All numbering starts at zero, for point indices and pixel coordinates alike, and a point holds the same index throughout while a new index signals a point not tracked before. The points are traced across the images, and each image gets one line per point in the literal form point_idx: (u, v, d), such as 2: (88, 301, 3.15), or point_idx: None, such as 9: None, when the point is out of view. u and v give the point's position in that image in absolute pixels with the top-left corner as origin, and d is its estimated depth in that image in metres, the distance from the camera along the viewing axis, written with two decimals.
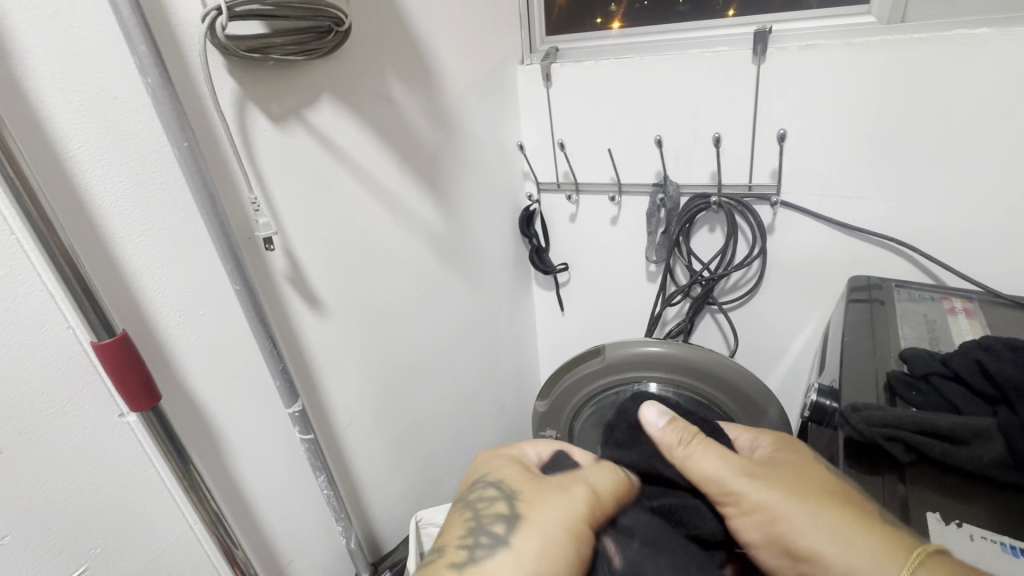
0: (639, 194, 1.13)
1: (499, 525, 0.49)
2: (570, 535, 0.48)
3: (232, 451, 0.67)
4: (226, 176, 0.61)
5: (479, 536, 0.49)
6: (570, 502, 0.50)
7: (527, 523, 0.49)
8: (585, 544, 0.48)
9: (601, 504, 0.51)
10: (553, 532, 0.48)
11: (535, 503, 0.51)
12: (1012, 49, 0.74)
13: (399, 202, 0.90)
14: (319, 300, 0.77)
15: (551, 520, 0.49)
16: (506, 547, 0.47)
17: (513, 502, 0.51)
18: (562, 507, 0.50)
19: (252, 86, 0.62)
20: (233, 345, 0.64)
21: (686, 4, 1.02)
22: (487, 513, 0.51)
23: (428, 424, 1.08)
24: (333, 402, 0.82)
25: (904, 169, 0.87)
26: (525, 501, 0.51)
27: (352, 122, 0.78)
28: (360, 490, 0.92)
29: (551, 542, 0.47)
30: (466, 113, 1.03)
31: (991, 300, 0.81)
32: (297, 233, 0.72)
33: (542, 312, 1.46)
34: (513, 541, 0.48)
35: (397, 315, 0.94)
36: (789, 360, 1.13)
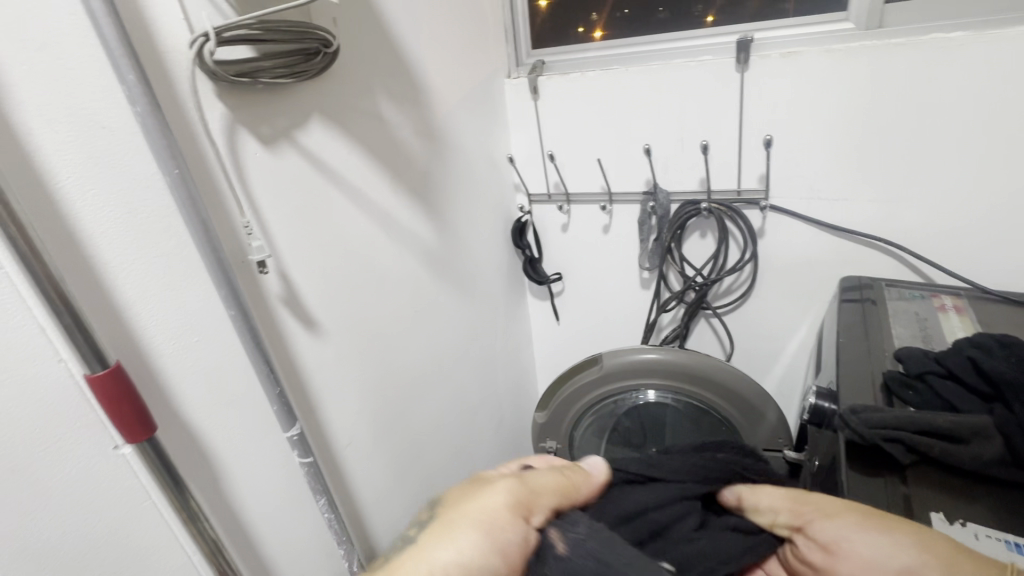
0: (629, 202, 1.14)
1: (410, 530, 0.45)
2: (485, 530, 0.42)
3: (230, 479, 0.66)
4: (218, 201, 0.61)
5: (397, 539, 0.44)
6: (493, 497, 0.44)
7: (448, 510, 0.45)
8: (505, 530, 0.42)
9: (530, 496, 0.45)
10: (465, 524, 0.42)
11: (450, 521, 0.43)
12: (987, 51, 0.76)
13: (392, 219, 0.90)
14: (314, 321, 0.76)
15: (462, 529, 0.42)
16: (411, 543, 0.43)
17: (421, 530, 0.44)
18: (480, 502, 0.44)
19: (242, 110, 0.62)
20: (228, 370, 0.63)
21: (666, 12, 1.03)
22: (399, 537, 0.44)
23: (428, 440, 1.07)
24: (330, 423, 0.81)
25: (888, 170, 0.88)
26: (449, 501, 0.46)
27: (342, 141, 0.78)
28: (362, 511, 0.91)
29: (459, 542, 0.41)
30: (455, 128, 1.04)
31: (979, 296, 0.82)
32: (291, 254, 0.71)
33: (537, 323, 1.45)
34: (419, 539, 0.43)
35: (393, 331, 0.93)
36: (785, 362, 1.13)
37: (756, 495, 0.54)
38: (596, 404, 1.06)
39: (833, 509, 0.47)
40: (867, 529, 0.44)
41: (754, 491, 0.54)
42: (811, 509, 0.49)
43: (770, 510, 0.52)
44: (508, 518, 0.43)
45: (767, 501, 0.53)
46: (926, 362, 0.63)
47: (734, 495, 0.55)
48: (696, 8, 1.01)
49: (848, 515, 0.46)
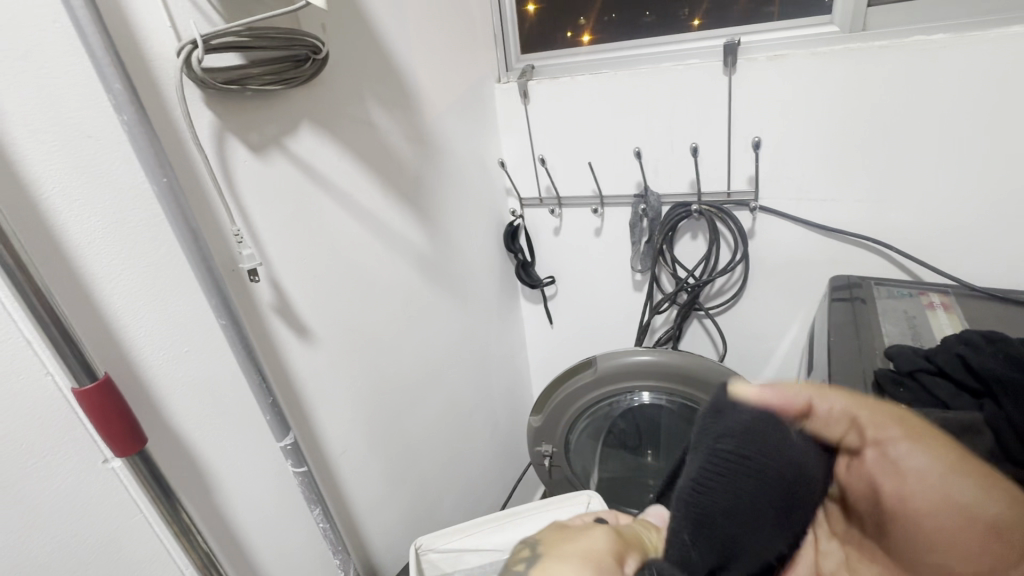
0: (621, 205, 1.15)
1: (520, 564, 0.42)
2: (592, 561, 0.39)
3: (223, 490, 0.65)
4: (207, 209, 0.60)
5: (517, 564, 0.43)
6: (595, 538, 0.43)
7: (552, 547, 0.43)
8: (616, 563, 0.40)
9: (627, 538, 0.46)
10: (573, 558, 0.40)
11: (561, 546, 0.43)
12: (968, 53, 0.77)
13: (383, 225, 0.89)
14: (305, 328, 0.75)
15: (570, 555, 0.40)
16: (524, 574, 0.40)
17: (536, 547, 0.45)
18: (584, 544, 0.42)
19: (231, 117, 0.62)
20: (219, 380, 0.62)
21: (653, 16, 1.04)
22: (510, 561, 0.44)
23: (422, 446, 1.06)
24: (323, 432, 0.81)
25: (875, 170, 0.90)
26: (549, 544, 0.45)
27: (332, 147, 0.77)
28: (357, 520, 0.90)
29: (573, 558, 0.40)
30: (446, 133, 1.04)
31: (966, 293, 0.83)
32: (282, 262, 0.71)
33: (531, 326, 1.45)
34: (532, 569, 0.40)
35: (386, 337, 0.93)
36: (777, 361, 1.14)
37: (826, 399, 0.43)
38: (592, 406, 1.06)
39: (915, 429, 0.41)
40: (948, 468, 0.39)
41: (822, 392, 0.42)
42: (881, 424, 0.42)
43: (839, 418, 0.43)
44: (614, 559, 0.40)
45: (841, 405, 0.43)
46: (916, 360, 0.64)
47: (802, 394, 0.42)
48: (683, 12, 1.02)
49: (937, 450, 0.40)
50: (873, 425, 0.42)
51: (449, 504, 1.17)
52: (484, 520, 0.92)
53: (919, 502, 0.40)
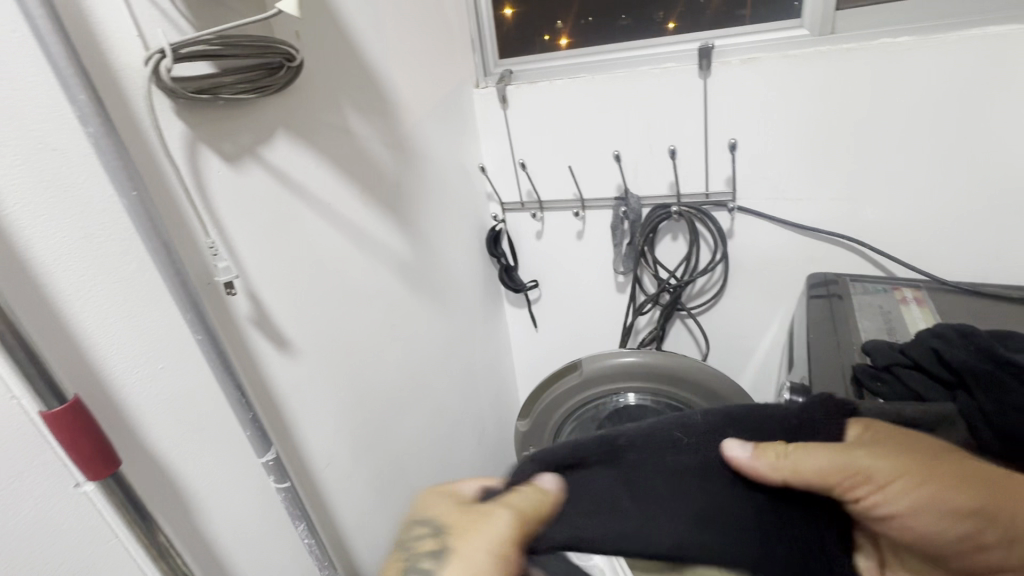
0: (602, 208, 1.15)
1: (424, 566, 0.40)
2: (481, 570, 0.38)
3: (201, 511, 0.63)
4: (180, 222, 0.58)
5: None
6: (495, 528, 0.40)
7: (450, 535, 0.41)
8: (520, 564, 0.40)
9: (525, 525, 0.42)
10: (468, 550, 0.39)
11: (466, 538, 0.40)
12: (931, 55, 0.80)
13: (362, 232, 0.88)
14: (286, 340, 0.74)
15: (467, 557, 0.39)
16: None
17: (439, 541, 0.41)
18: (477, 532, 0.40)
19: (203, 127, 0.60)
20: (194, 397, 0.61)
21: (628, 19, 1.06)
22: (411, 555, 0.41)
23: (409, 456, 1.05)
24: (307, 446, 0.79)
25: (847, 169, 0.92)
26: (447, 537, 0.41)
27: (309, 155, 0.76)
28: (343, 534, 0.88)
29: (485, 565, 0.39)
30: (425, 139, 1.03)
31: (937, 288, 0.86)
32: (259, 275, 0.69)
33: (515, 331, 1.45)
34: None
35: (369, 347, 0.92)
36: (758, 359, 1.16)
37: (806, 462, 0.43)
38: (578, 409, 1.11)
39: (904, 465, 0.42)
40: (931, 498, 0.41)
41: (798, 467, 0.43)
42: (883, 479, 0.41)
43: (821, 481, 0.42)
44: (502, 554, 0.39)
45: (819, 478, 0.42)
46: (892, 355, 0.65)
47: (781, 476, 0.43)
48: (657, 15, 1.03)
49: (929, 488, 0.41)
50: (863, 481, 0.42)
51: None
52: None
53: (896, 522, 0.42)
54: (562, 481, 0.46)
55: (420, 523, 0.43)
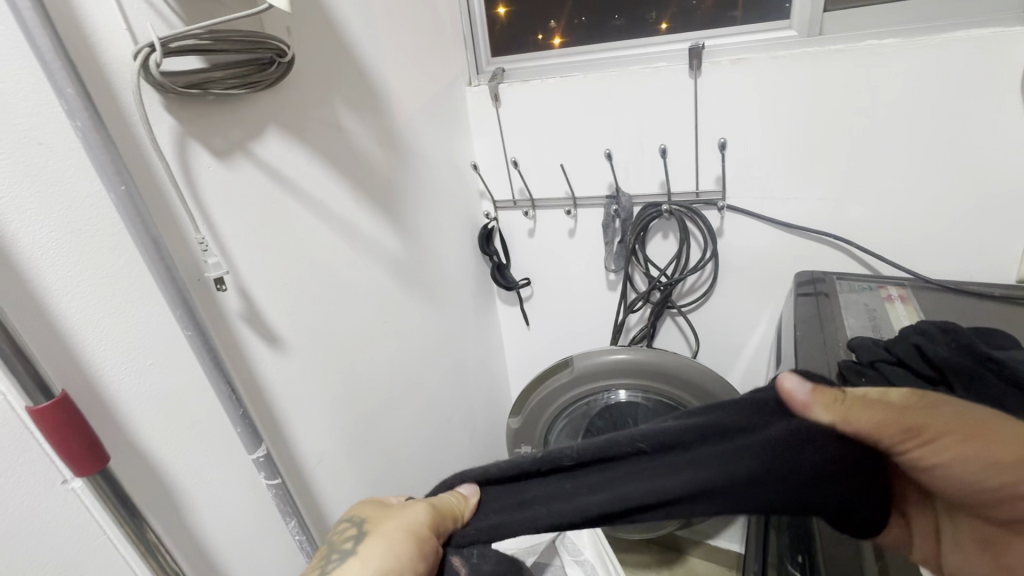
0: (594, 206, 1.16)
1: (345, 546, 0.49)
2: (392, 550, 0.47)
3: (191, 507, 0.63)
4: (170, 217, 0.58)
5: (335, 552, 0.49)
6: (411, 516, 0.50)
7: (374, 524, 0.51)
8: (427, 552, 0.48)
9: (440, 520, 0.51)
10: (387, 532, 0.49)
11: (383, 524, 0.50)
12: (916, 57, 0.81)
13: (355, 229, 0.88)
14: (277, 337, 0.74)
15: (384, 538, 0.48)
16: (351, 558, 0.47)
17: (361, 525, 0.51)
18: (396, 521, 0.50)
19: (192, 122, 0.60)
20: (185, 393, 0.60)
21: (621, 19, 1.07)
22: (336, 540, 0.50)
23: (401, 453, 1.05)
24: (298, 442, 0.79)
25: (834, 170, 0.93)
26: (372, 523, 0.51)
27: (301, 152, 0.76)
28: (334, 531, 0.88)
29: (395, 547, 0.47)
30: (417, 137, 1.03)
31: (922, 286, 0.88)
32: (250, 271, 0.69)
33: (507, 329, 1.45)
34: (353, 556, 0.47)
35: (361, 344, 0.92)
36: (747, 357, 1.17)
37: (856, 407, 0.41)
38: (569, 406, 1.14)
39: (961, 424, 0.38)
40: (980, 449, 0.36)
41: (849, 411, 0.41)
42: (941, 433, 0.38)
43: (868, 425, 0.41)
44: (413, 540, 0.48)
45: (860, 421, 0.41)
46: (876, 351, 0.67)
47: (827, 414, 0.42)
48: (651, 15, 1.04)
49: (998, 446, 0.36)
50: (919, 434, 0.38)
51: None
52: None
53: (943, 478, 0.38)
54: (477, 487, 0.54)
55: (350, 518, 0.53)
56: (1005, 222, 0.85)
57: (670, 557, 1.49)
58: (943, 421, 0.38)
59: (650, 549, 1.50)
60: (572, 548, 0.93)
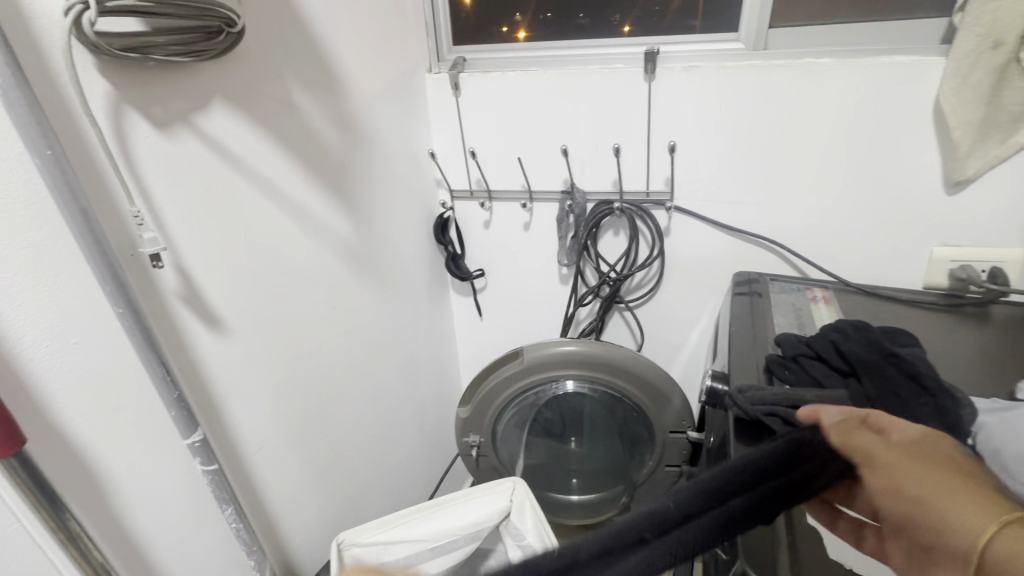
0: (549, 200, 1.18)
1: None
2: None
3: (119, 494, 0.60)
4: (101, 188, 0.55)
5: None
6: None
7: None
8: None
9: None
10: None
11: None
12: (848, 77, 0.88)
13: (304, 211, 0.86)
14: (218, 319, 0.71)
15: None
16: None
17: None
18: None
19: (130, 88, 0.57)
20: (112, 374, 0.57)
21: (585, 17, 1.08)
22: None
23: (346, 440, 1.04)
24: (237, 428, 0.77)
25: (772, 178, 0.99)
26: None
27: (248, 127, 0.73)
28: (272, 518, 0.87)
29: None
30: (373, 120, 1.01)
31: (843, 289, 0.96)
32: (189, 248, 0.66)
33: (460, 319, 1.45)
34: None
35: (308, 330, 0.90)
36: (688, 352, 1.23)
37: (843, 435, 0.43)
38: (518, 395, 1.17)
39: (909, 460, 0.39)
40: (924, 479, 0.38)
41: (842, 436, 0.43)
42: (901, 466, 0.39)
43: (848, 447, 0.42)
44: None
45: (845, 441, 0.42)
46: (799, 346, 0.73)
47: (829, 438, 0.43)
48: (614, 17, 1.06)
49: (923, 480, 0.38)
50: (888, 464, 0.39)
51: (372, 499, 1.16)
52: (437, 503, 0.95)
53: (906, 504, 0.37)
54: None
55: None
56: (916, 233, 0.94)
57: None
58: (893, 459, 0.40)
59: None
60: (515, 533, 0.97)
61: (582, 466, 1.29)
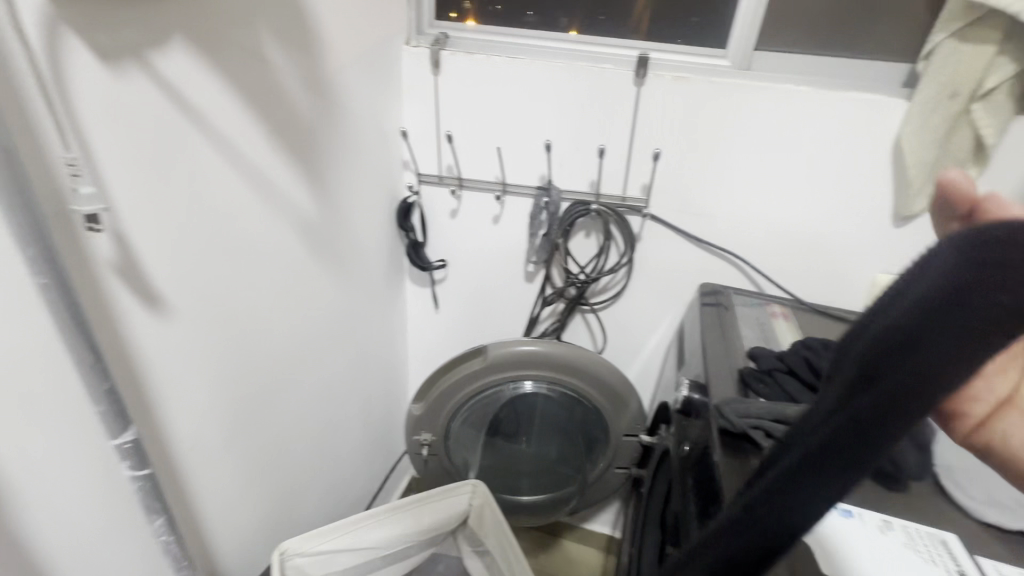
0: (523, 195, 1.14)
1: None
2: None
3: (19, 501, 0.49)
4: (25, 124, 0.44)
5: None
6: None
7: None
8: None
9: None
10: None
11: None
12: (824, 108, 0.93)
13: (265, 179, 0.75)
14: (157, 297, 0.60)
15: None
16: None
17: None
18: None
19: (72, 6, 0.46)
20: (23, 359, 0.46)
21: (532, 16, 1.08)
22: None
23: (287, 434, 0.94)
24: (169, 421, 0.66)
25: (743, 195, 1.03)
26: None
27: (210, 74, 0.63)
28: (201, 521, 0.77)
29: None
30: (346, 87, 0.91)
31: (798, 306, 1.02)
32: (130, 210, 0.55)
33: (413, 310, 1.38)
34: None
35: (257, 312, 0.79)
36: (644, 357, 1.26)
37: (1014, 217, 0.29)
38: (477, 392, 1.12)
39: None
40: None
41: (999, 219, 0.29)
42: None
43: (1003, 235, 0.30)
44: None
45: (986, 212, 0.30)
46: (772, 361, 0.76)
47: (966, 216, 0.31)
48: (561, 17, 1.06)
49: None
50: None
51: (310, 498, 1.07)
52: (400, 507, 0.88)
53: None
54: None
55: None
56: (864, 259, 1.02)
57: (547, 542, 1.55)
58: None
59: (530, 534, 1.56)
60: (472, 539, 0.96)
61: (533, 466, 1.28)
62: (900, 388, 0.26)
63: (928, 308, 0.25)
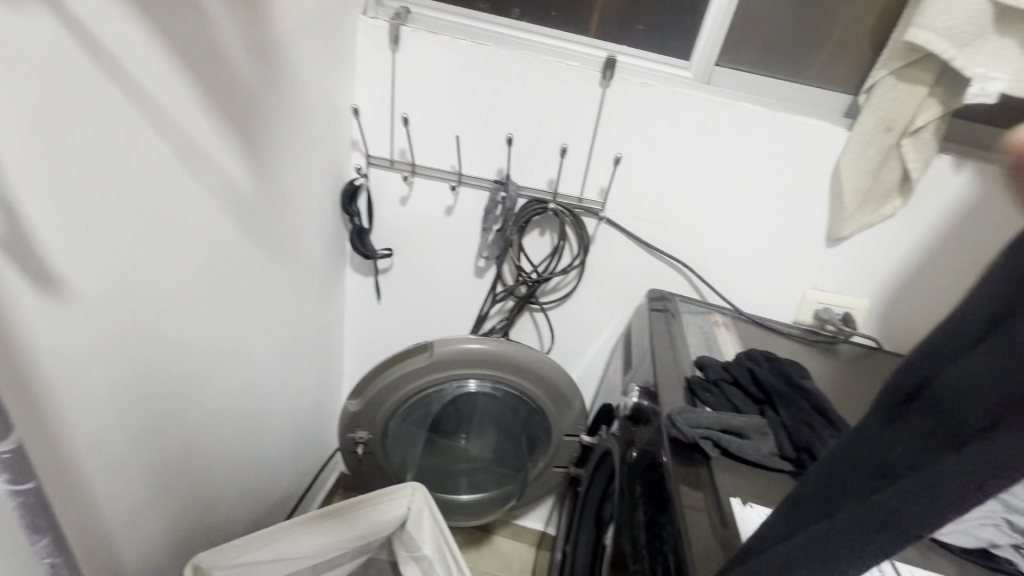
0: (478, 188, 1.10)
1: None
2: None
3: None
4: None
5: None
6: None
7: None
8: None
9: None
10: None
11: None
12: (775, 129, 0.97)
13: (195, 148, 0.66)
14: (54, 276, 0.51)
15: None
16: None
17: None
18: None
19: None
20: None
21: (487, 3, 1.04)
22: None
23: (205, 431, 0.85)
24: (62, 419, 0.57)
25: (694, 206, 1.06)
26: None
27: (136, 20, 0.53)
28: (96, 531, 0.67)
29: None
30: (295, 53, 0.83)
31: (737, 316, 1.06)
32: (22, 171, 0.45)
33: (352, 300, 1.30)
34: None
35: (176, 297, 0.70)
36: (589, 358, 1.27)
37: None
38: (420, 390, 1.08)
39: None
40: None
41: None
42: None
43: None
44: None
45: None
46: (719, 371, 0.78)
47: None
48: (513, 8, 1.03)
49: None
50: None
51: (228, 501, 0.97)
52: (335, 512, 0.84)
53: None
54: None
55: None
56: (799, 275, 1.08)
57: (478, 539, 1.54)
58: None
59: (462, 532, 1.54)
60: (410, 544, 0.92)
61: (472, 465, 1.25)
62: (862, 458, 0.23)
63: (920, 361, 0.21)
